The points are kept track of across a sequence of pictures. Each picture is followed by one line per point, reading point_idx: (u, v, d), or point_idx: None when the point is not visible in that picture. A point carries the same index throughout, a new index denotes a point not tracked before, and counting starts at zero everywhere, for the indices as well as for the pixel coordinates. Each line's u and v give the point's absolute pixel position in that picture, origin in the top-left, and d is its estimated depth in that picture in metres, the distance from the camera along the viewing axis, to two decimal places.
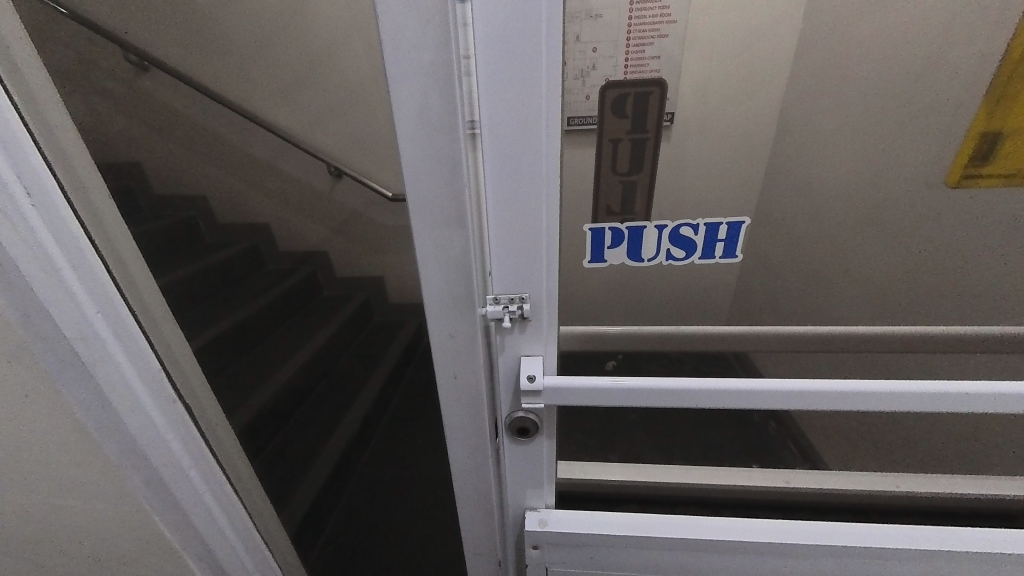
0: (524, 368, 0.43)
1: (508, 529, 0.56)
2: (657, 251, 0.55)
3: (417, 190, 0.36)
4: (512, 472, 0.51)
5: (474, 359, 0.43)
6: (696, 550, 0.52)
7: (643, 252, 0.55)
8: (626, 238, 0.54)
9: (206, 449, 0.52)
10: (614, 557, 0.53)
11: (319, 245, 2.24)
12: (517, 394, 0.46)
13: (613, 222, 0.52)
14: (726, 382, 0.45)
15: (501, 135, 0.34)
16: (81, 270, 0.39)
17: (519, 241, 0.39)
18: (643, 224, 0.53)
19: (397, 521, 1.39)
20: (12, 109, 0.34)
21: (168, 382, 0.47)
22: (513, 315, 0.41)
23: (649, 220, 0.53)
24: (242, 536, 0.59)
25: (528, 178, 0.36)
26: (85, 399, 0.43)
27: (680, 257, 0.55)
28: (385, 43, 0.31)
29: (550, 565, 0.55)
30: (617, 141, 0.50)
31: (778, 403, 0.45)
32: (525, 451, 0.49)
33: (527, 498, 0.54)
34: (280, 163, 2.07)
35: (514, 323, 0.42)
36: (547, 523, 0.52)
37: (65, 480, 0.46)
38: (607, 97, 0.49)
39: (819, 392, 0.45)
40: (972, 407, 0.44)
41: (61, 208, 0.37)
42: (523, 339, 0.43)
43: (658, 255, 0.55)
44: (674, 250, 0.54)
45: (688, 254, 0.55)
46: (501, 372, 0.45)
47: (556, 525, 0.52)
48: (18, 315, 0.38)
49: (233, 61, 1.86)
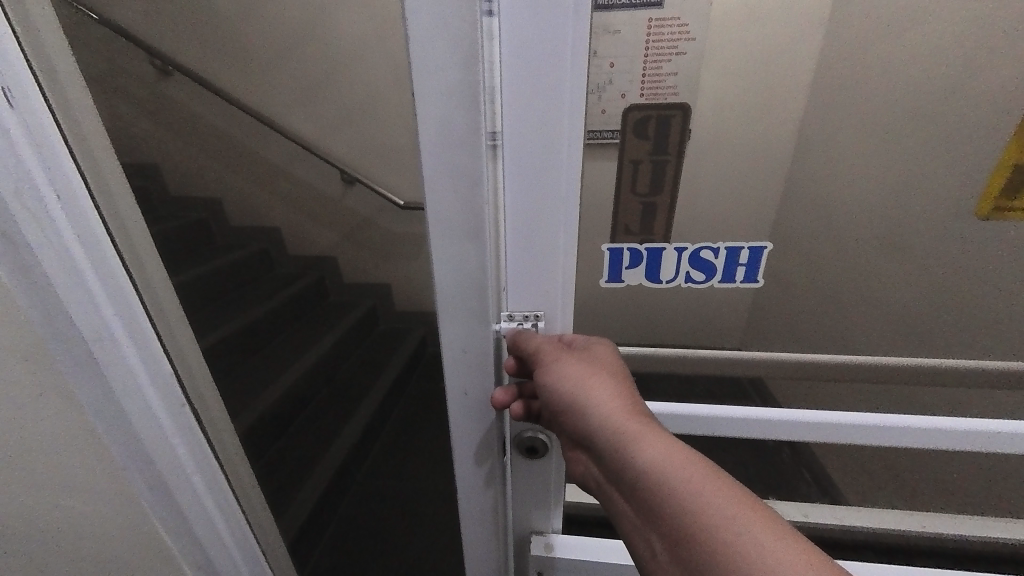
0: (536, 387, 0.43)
1: (510, 553, 0.55)
2: (675, 272, 0.50)
3: (436, 204, 0.36)
4: (519, 492, 0.51)
5: (486, 375, 0.43)
6: None
7: (660, 274, 0.50)
8: (644, 259, 0.49)
9: (211, 455, 0.52)
10: None
11: (329, 250, 2.26)
12: None
13: (631, 242, 0.48)
14: (757, 411, 0.44)
15: (524, 152, 0.34)
16: (103, 271, 0.39)
17: (537, 257, 0.38)
18: (661, 245, 0.48)
19: (396, 532, 1.37)
20: (45, 108, 0.35)
21: (177, 385, 0.47)
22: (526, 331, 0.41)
23: (669, 241, 0.48)
24: (242, 545, 0.59)
25: (548, 197, 0.36)
26: (94, 403, 0.42)
27: (698, 279, 0.51)
28: (414, 60, 0.31)
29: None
30: (637, 163, 0.46)
31: (810, 435, 0.44)
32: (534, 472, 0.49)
33: (533, 521, 0.53)
34: (294, 168, 2.11)
35: None
36: (553, 548, 0.52)
37: (67, 480, 0.46)
38: (628, 121, 0.47)
39: (840, 425, 0.43)
40: (998, 448, 0.42)
41: (88, 210, 0.38)
42: None
43: (675, 277, 0.50)
44: (693, 272, 0.50)
45: (708, 277, 0.50)
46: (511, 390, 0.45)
47: (562, 550, 0.52)
48: (39, 318, 0.38)
49: (253, 69, 1.91)
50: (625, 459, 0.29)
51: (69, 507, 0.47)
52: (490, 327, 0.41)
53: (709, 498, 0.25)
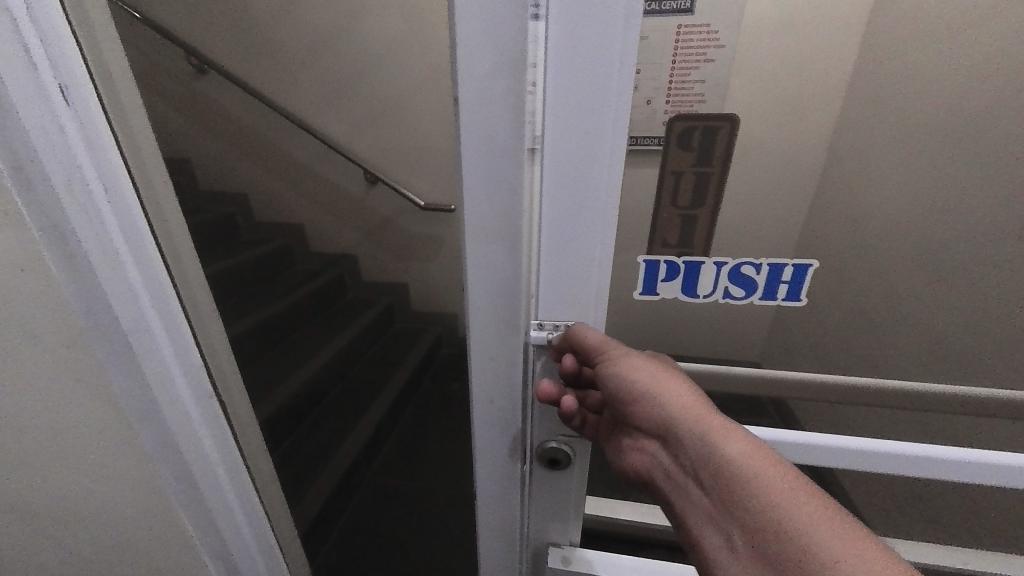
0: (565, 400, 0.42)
1: (524, 564, 0.54)
2: (713, 288, 0.51)
3: (474, 208, 0.36)
4: (538, 504, 0.50)
5: (512, 382, 0.42)
6: None
7: (697, 288, 0.51)
8: (681, 272, 0.50)
9: (235, 447, 0.53)
10: None
11: (349, 248, 2.29)
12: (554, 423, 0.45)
13: (669, 255, 0.49)
14: (782, 434, 0.43)
15: (565, 158, 0.33)
16: (143, 264, 0.40)
17: (572, 266, 0.37)
18: (700, 259, 0.49)
19: (406, 531, 1.37)
20: (99, 105, 0.36)
21: (207, 377, 0.48)
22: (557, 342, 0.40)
23: (707, 256, 0.49)
24: (260, 539, 0.59)
25: (587, 206, 0.35)
26: (129, 392, 0.43)
27: (738, 296, 0.51)
28: (460, 65, 0.31)
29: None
30: (680, 174, 0.46)
31: (838, 462, 0.43)
32: (555, 483, 0.48)
33: (549, 533, 0.52)
34: (319, 167, 2.14)
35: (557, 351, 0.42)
36: (571, 561, 0.50)
37: (99, 465, 0.47)
38: (674, 130, 0.46)
39: (871, 452, 0.41)
40: None
41: (132, 203, 0.38)
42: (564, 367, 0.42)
43: (713, 292, 0.51)
44: (731, 288, 0.50)
45: (747, 294, 0.51)
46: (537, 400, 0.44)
47: (579, 564, 0.50)
48: (82, 307, 0.39)
49: (284, 69, 1.96)
50: (717, 445, 0.29)
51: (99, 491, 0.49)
52: (520, 336, 0.40)
53: (806, 487, 0.26)
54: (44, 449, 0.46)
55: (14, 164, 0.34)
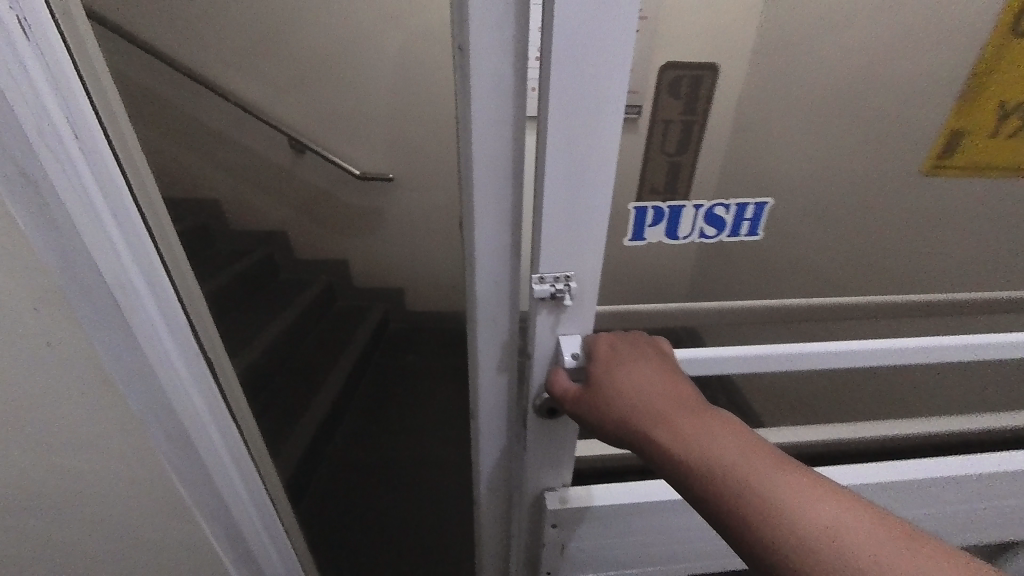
0: (567, 347, 0.46)
1: (523, 502, 0.63)
2: (691, 229, 0.56)
3: (482, 150, 0.38)
4: (533, 454, 0.57)
5: (509, 308, 0.48)
6: (676, 504, 0.63)
7: (679, 231, 0.56)
8: (666, 217, 0.54)
9: (227, 408, 0.52)
10: (621, 523, 0.63)
11: (280, 224, 2.12)
12: (551, 367, 0.49)
13: (656, 201, 0.53)
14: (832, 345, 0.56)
15: (569, 115, 0.35)
16: (121, 218, 0.37)
17: (574, 221, 0.40)
18: (682, 204, 0.53)
19: (379, 503, 1.42)
20: (58, 37, 0.32)
21: (193, 336, 0.46)
22: (559, 293, 0.43)
23: (688, 199, 0.53)
24: (258, 503, 0.59)
25: (589, 159, 0.37)
26: (112, 358, 0.40)
27: (710, 234, 0.57)
28: (469, 11, 0.33)
29: (565, 539, 0.63)
30: (669, 123, 0.49)
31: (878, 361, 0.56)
32: (553, 426, 0.54)
33: (544, 478, 0.60)
34: (234, 133, 1.92)
35: (556, 302, 0.45)
36: (567, 501, 0.60)
37: (79, 440, 0.44)
38: (665, 79, 0.46)
39: (899, 350, 0.56)
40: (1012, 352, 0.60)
41: (104, 151, 0.35)
42: (562, 318, 0.46)
43: (691, 234, 0.56)
44: (706, 229, 0.56)
45: (718, 233, 0.57)
46: (538, 349, 0.48)
47: (574, 501, 0.60)
48: (58, 267, 0.35)
49: (180, 17, 1.69)
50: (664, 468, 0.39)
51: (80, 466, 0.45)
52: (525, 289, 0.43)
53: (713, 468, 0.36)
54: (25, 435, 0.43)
55: None
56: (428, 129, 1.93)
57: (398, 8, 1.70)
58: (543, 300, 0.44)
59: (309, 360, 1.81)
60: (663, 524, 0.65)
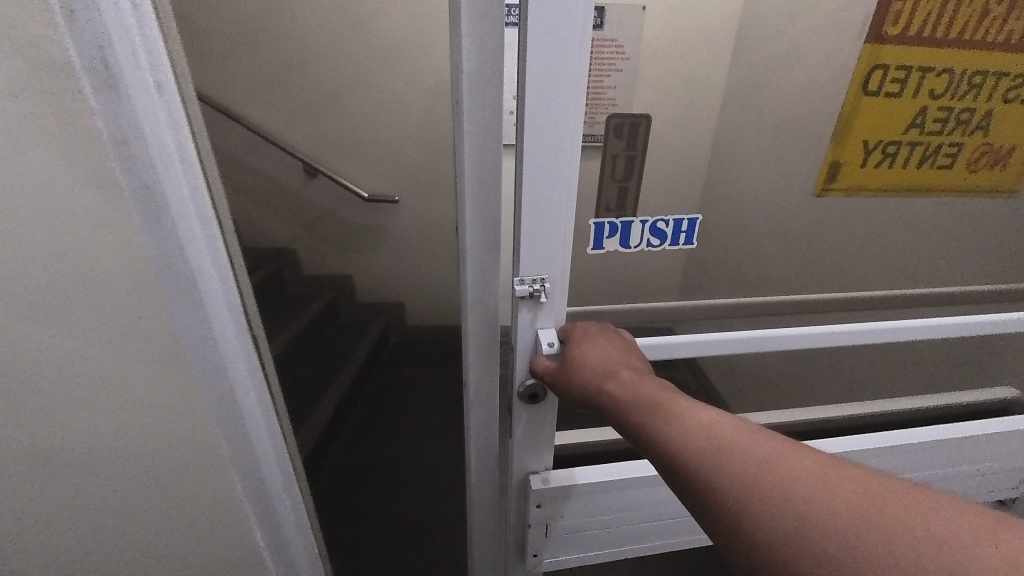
0: (544, 337, 0.58)
1: (513, 484, 0.73)
2: (639, 240, 0.68)
3: (476, 173, 0.51)
4: (520, 433, 0.67)
5: (497, 299, 0.59)
6: (643, 480, 0.72)
7: (630, 242, 0.68)
8: (619, 230, 0.67)
9: (265, 379, 0.63)
10: (600, 499, 0.73)
11: (288, 242, 2.25)
12: (532, 355, 0.60)
13: (611, 217, 0.65)
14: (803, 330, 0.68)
15: (538, 153, 0.48)
16: (205, 220, 0.50)
17: (545, 231, 0.53)
18: (632, 218, 0.66)
19: (377, 509, 1.49)
20: (176, 91, 0.45)
21: (244, 317, 0.58)
22: (536, 291, 0.55)
23: (635, 216, 0.66)
24: (282, 470, 0.68)
25: (555, 185, 0.50)
26: (187, 327, 0.53)
27: (655, 243, 0.70)
28: (466, 75, 0.45)
29: (550, 518, 0.72)
30: (616, 157, 0.62)
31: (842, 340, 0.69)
32: (534, 409, 0.65)
33: (528, 460, 0.70)
34: (249, 158, 2.07)
35: (534, 299, 0.56)
36: (549, 480, 0.70)
37: (150, 393, 0.56)
38: (611, 125, 0.60)
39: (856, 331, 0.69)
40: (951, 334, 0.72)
41: (198, 171, 0.49)
42: (539, 314, 0.58)
43: (640, 244, 0.68)
44: (652, 239, 0.68)
45: (661, 242, 0.69)
46: (520, 339, 0.59)
47: (555, 480, 0.69)
48: (159, 255, 0.48)
49: (205, 55, 1.86)
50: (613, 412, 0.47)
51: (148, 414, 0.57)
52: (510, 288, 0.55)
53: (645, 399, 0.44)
54: (113, 391, 0.55)
55: (121, 141, 0.43)
56: (429, 154, 2.09)
57: (404, 47, 1.88)
58: (523, 297, 0.56)
59: (311, 370, 1.90)
60: (636, 499, 0.74)
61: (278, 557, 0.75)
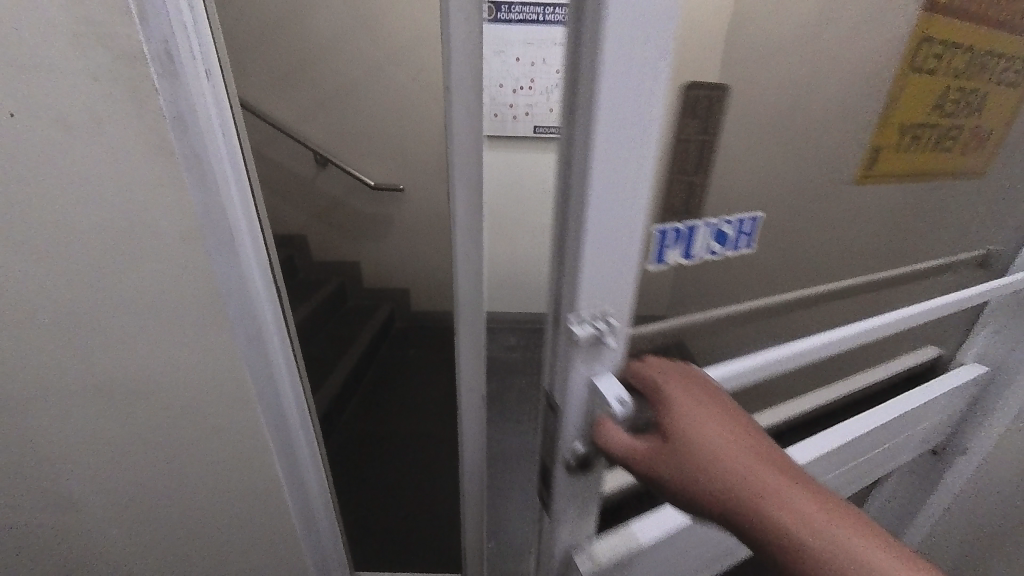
0: (609, 390, 0.38)
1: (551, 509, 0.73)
2: (701, 251, 0.44)
3: (459, 150, 0.62)
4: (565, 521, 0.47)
5: (479, 255, 0.70)
6: None
7: (692, 253, 0.43)
8: (682, 238, 0.42)
9: (285, 325, 0.75)
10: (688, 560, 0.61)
11: (300, 230, 2.38)
12: (589, 419, 0.41)
13: (675, 221, 0.41)
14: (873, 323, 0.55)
15: (621, 125, 0.29)
16: (238, 185, 0.62)
17: (617, 236, 0.34)
18: (694, 218, 0.43)
19: (381, 476, 1.62)
20: (218, 78, 0.57)
21: (269, 269, 0.70)
22: (601, 332, 0.36)
23: (699, 216, 0.43)
24: (297, 406, 0.81)
25: (626, 169, 0.31)
26: (223, 274, 0.64)
27: (715, 251, 0.46)
28: (450, 66, 0.55)
29: None
30: (687, 142, 0.41)
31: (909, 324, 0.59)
32: (580, 481, 0.45)
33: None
34: (265, 149, 2.19)
35: (593, 345, 0.37)
36: None
37: (192, 331, 0.68)
38: (687, 97, 0.39)
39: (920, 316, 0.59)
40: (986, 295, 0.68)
41: (235, 144, 0.60)
42: (594, 360, 0.39)
43: (702, 256, 0.45)
44: (716, 249, 0.46)
45: (725, 249, 0.47)
46: (570, 399, 0.40)
47: None
48: (202, 211, 0.60)
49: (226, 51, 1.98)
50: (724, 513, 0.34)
51: (188, 350, 0.69)
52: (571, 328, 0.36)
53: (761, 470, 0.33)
54: (165, 328, 0.67)
55: (177, 117, 0.54)
56: (433, 146, 2.20)
57: (410, 44, 1.99)
58: (578, 340, 0.37)
59: (322, 349, 2.05)
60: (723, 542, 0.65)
61: (293, 488, 0.87)
